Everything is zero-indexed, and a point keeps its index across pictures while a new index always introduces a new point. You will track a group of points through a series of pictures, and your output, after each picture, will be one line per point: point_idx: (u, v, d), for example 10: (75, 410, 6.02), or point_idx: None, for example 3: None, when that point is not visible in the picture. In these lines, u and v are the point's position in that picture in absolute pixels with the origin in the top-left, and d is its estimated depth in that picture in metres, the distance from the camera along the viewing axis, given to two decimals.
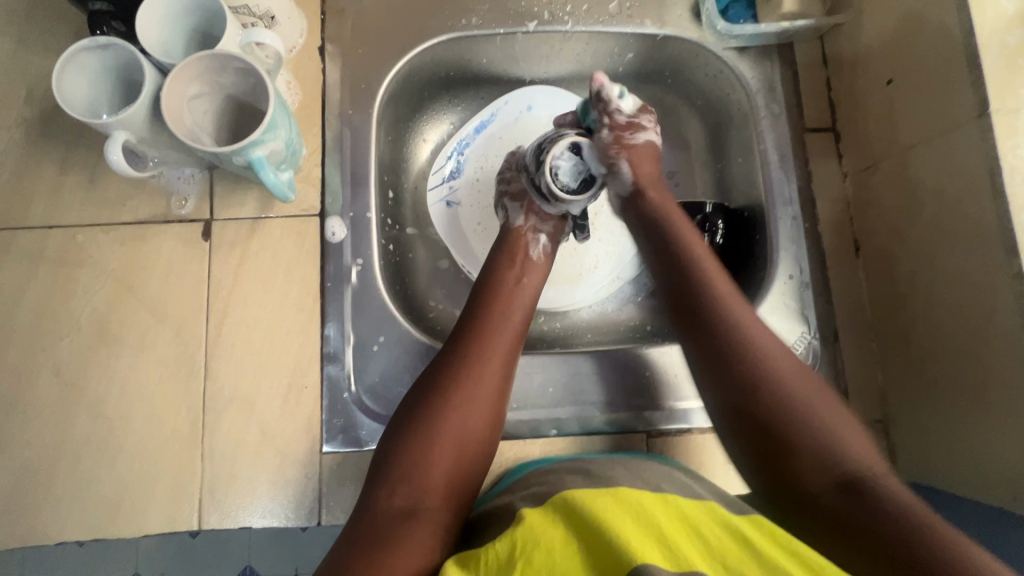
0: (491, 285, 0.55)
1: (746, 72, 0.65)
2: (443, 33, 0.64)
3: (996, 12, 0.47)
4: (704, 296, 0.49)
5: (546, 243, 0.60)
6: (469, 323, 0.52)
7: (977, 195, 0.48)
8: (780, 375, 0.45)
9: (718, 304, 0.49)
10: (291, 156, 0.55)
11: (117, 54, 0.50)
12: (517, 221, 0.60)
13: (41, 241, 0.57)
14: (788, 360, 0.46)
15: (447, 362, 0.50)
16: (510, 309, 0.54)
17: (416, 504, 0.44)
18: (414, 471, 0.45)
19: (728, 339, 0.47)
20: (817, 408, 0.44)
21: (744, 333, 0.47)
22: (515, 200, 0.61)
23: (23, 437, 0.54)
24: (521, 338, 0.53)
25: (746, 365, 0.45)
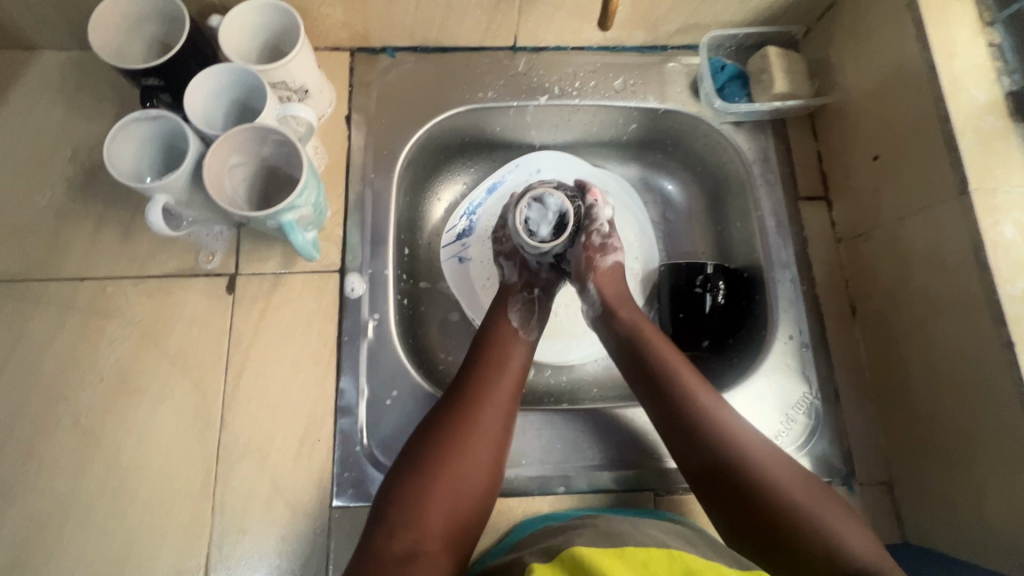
0: (494, 335, 0.58)
1: (742, 144, 0.69)
2: (460, 105, 0.69)
3: (969, 102, 0.52)
4: (676, 386, 0.53)
5: (540, 295, 0.64)
6: (471, 373, 0.54)
7: (963, 265, 0.51)
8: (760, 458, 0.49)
9: (681, 382, 0.53)
10: (317, 217, 0.59)
11: (163, 125, 0.54)
12: (511, 278, 0.64)
13: (71, 293, 0.60)
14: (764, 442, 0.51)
15: (448, 409, 0.52)
16: (509, 358, 0.56)
17: (416, 548, 0.44)
18: (414, 514, 0.46)
19: (709, 439, 0.50)
20: (789, 486, 0.48)
21: (719, 422, 0.51)
22: (509, 260, 0.65)
23: (37, 486, 0.54)
24: (521, 385, 0.56)
25: (730, 461, 0.49)
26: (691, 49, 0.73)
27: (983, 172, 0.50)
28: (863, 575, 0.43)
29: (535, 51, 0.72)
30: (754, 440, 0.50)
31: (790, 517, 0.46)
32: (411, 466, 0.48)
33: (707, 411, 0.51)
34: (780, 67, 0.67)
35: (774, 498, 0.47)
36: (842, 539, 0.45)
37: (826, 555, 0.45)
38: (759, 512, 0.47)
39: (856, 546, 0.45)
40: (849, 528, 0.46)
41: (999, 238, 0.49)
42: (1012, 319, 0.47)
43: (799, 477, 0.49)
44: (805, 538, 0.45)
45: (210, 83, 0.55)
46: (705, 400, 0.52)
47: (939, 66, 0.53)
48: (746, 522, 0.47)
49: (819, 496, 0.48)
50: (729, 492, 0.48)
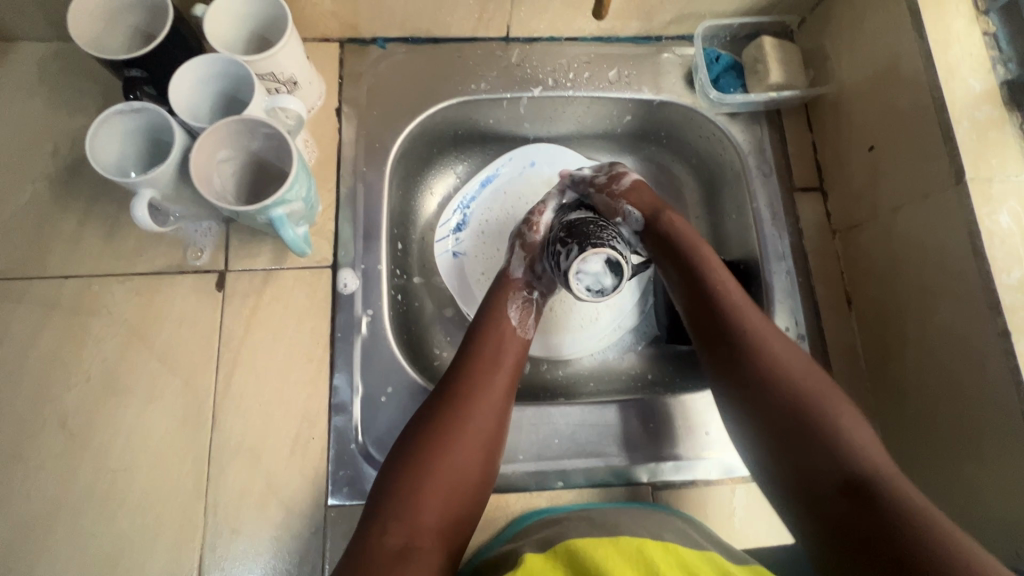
0: (489, 327, 0.57)
1: (738, 135, 0.69)
2: (452, 96, 0.68)
3: (965, 91, 0.52)
4: (713, 285, 0.55)
5: (538, 300, 0.61)
6: (463, 363, 0.54)
7: (959, 255, 0.51)
8: (779, 364, 0.50)
9: (713, 276, 0.56)
10: (308, 212, 0.58)
11: (147, 118, 0.53)
12: (517, 272, 0.62)
13: (56, 292, 0.58)
14: (801, 359, 0.51)
15: (440, 403, 0.51)
16: (503, 351, 0.55)
17: (410, 541, 0.44)
18: (407, 510, 0.45)
19: (742, 340, 0.52)
20: (807, 387, 0.49)
21: (749, 323, 0.52)
22: (523, 250, 0.62)
23: (24, 490, 0.53)
24: (516, 377, 0.55)
25: (763, 368, 0.50)
26: (685, 40, 0.72)
27: (978, 161, 0.50)
28: (869, 480, 0.44)
29: (528, 42, 0.70)
30: (778, 341, 0.51)
31: (800, 419, 0.47)
32: (404, 460, 0.48)
33: (739, 314, 0.53)
34: (775, 57, 0.66)
35: (797, 404, 0.48)
36: (849, 441, 0.46)
37: (841, 463, 0.45)
38: (783, 419, 0.48)
39: (873, 462, 0.45)
40: (861, 432, 0.46)
41: (995, 227, 0.49)
42: (1008, 308, 0.47)
43: (822, 385, 0.49)
44: (812, 437, 0.46)
45: (196, 74, 0.53)
46: (740, 299, 0.54)
47: (935, 55, 0.53)
48: (758, 418, 0.49)
49: (837, 398, 0.48)
50: (744, 387, 0.50)
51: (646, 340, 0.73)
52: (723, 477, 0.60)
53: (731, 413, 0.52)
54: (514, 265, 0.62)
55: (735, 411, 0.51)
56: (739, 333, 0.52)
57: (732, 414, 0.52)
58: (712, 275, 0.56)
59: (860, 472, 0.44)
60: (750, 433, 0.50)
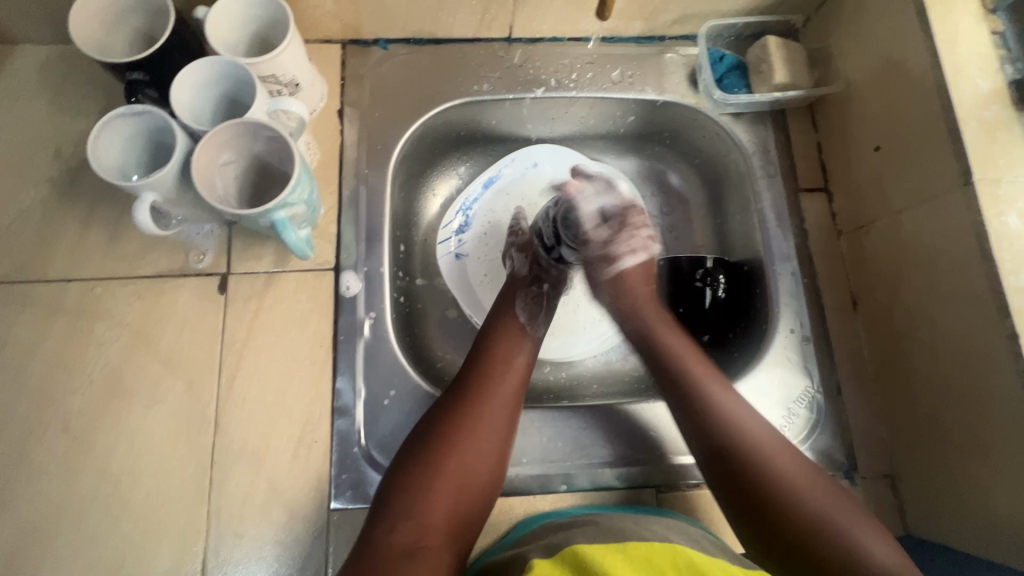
0: (501, 326, 0.57)
1: (742, 135, 0.68)
2: (455, 98, 0.68)
3: (973, 90, 0.52)
4: (691, 374, 0.53)
5: (547, 292, 0.62)
6: (476, 363, 0.54)
7: (967, 256, 0.50)
8: (782, 471, 0.48)
9: (694, 378, 0.53)
10: (311, 214, 0.57)
11: (149, 121, 0.53)
12: (522, 272, 0.63)
13: (58, 295, 0.58)
14: (790, 452, 0.49)
15: (453, 400, 0.51)
16: (515, 349, 0.55)
17: (418, 541, 0.44)
18: (416, 508, 0.45)
19: (726, 436, 0.50)
20: (812, 495, 0.47)
21: (737, 427, 0.50)
22: (521, 251, 0.65)
23: (27, 494, 0.53)
24: (528, 376, 0.55)
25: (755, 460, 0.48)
26: (689, 39, 0.72)
27: (987, 162, 0.50)
28: None
29: (530, 42, 0.70)
30: (773, 442, 0.49)
31: (811, 530, 0.45)
32: (416, 458, 0.47)
33: (726, 416, 0.51)
34: (780, 57, 0.66)
35: (799, 503, 0.46)
36: (860, 551, 0.44)
37: (851, 566, 0.43)
38: (781, 520, 0.46)
39: (879, 560, 0.44)
40: (863, 528, 0.46)
41: (1004, 228, 0.48)
42: (1016, 311, 0.47)
43: (825, 492, 0.47)
44: (823, 547, 0.45)
45: (198, 77, 0.53)
46: (723, 399, 0.52)
47: (942, 54, 0.52)
48: (768, 532, 0.47)
49: (840, 504, 0.47)
50: (736, 483, 0.48)
51: None
52: None
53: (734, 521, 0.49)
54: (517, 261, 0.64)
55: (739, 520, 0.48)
56: (733, 442, 0.49)
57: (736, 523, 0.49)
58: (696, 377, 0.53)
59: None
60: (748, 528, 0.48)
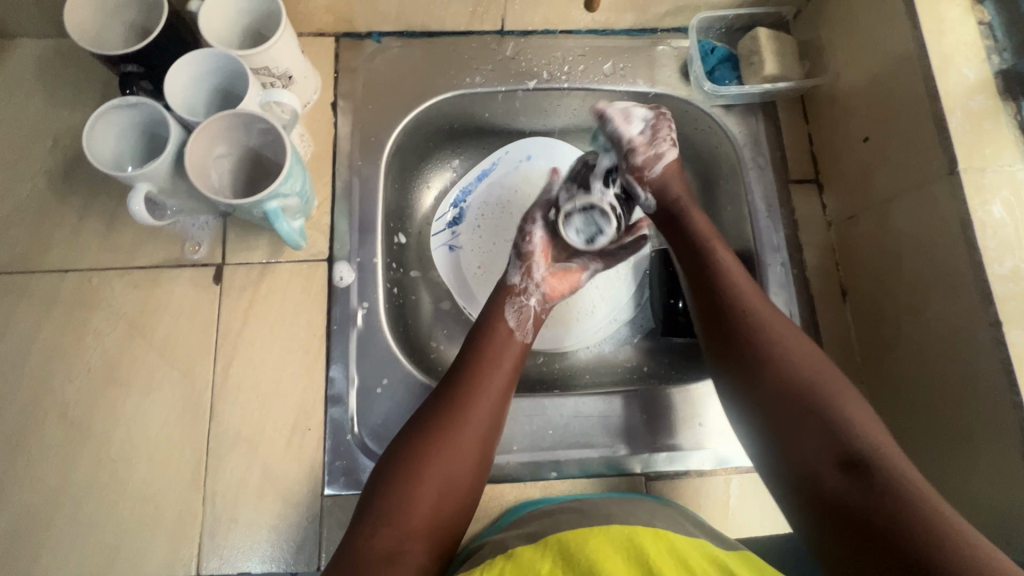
0: (489, 334, 0.57)
1: (732, 127, 0.69)
2: (448, 90, 0.69)
3: (960, 80, 0.52)
4: (709, 255, 0.57)
5: (536, 304, 0.61)
6: (459, 372, 0.53)
7: (952, 245, 0.51)
8: (781, 348, 0.50)
9: (719, 264, 0.56)
10: (304, 205, 0.58)
11: (143, 112, 0.53)
12: (514, 279, 0.62)
13: (57, 285, 0.59)
14: (789, 326, 0.52)
15: (436, 408, 0.50)
16: (499, 353, 0.55)
17: (398, 547, 0.44)
18: (394, 515, 0.45)
19: (728, 299, 0.54)
20: (801, 364, 0.49)
21: (757, 314, 0.52)
22: (520, 260, 0.62)
23: (26, 479, 0.54)
24: (512, 384, 0.54)
25: (751, 321, 0.52)
26: (681, 32, 0.72)
27: (972, 151, 0.50)
28: (866, 457, 0.44)
29: (523, 35, 0.71)
30: (776, 319, 0.52)
31: (803, 408, 0.47)
32: (396, 467, 0.47)
33: (755, 316, 0.52)
34: (770, 49, 0.66)
35: (786, 376, 0.49)
36: (846, 420, 0.45)
37: (840, 441, 0.45)
38: (775, 382, 0.49)
39: (872, 440, 0.44)
40: (863, 416, 0.46)
41: (987, 217, 0.49)
42: (999, 298, 0.47)
43: (823, 368, 0.49)
44: (809, 424, 0.46)
45: (191, 70, 0.54)
46: (739, 280, 0.55)
47: (929, 45, 0.53)
48: (761, 407, 0.49)
49: (840, 383, 0.48)
50: (734, 341, 0.52)
51: (641, 333, 0.73)
52: (717, 468, 0.60)
53: (746, 426, 0.50)
54: (539, 234, 0.63)
55: (748, 420, 0.50)
56: (744, 325, 0.52)
57: (738, 413, 0.51)
58: (727, 284, 0.55)
59: (856, 448, 0.44)
60: (743, 377, 0.50)
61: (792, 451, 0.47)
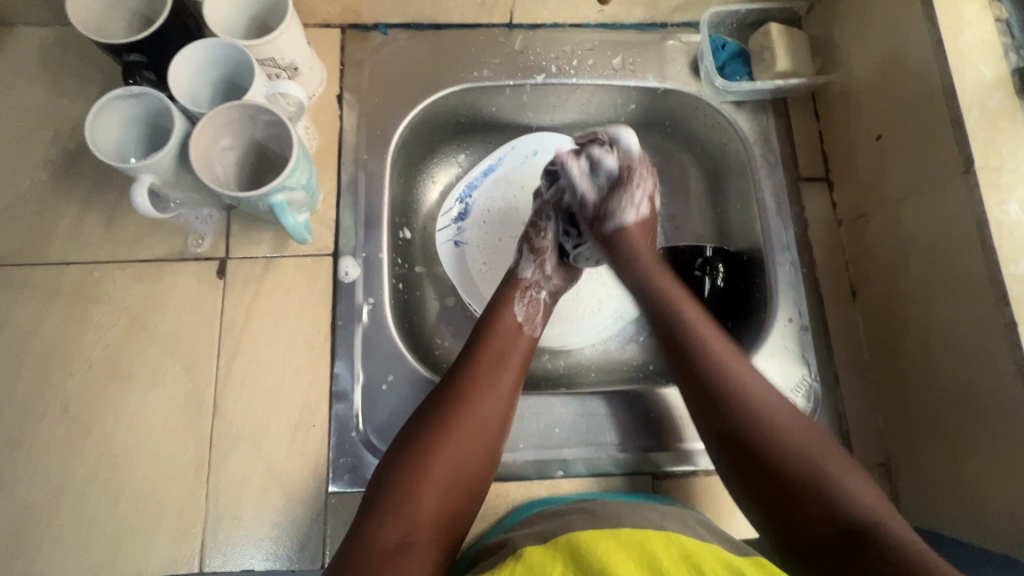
0: (497, 326, 0.56)
1: (742, 124, 0.68)
2: (455, 84, 0.68)
3: (977, 78, 0.51)
4: (679, 312, 0.54)
5: (546, 298, 0.61)
6: (468, 362, 0.52)
7: (967, 245, 0.50)
8: (768, 409, 0.47)
9: (693, 326, 0.53)
10: (309, 199, 0.57)
11: (147, 103, 0.52)
12: (526, 272, 0.62)
13: (58, 278, 0.58)
14: (773, 391, 0.49)
15: (445, 399, 0.50)
16: (508, 344, 0.54)
17: (406, 538, 0.43)
18: (403, 505, 0.45)
19: (709, 371, 0.50)
20: (788, 431, 0.46)
21: (739, 379, 0.49)
22: (533, 253, 0.63)
23: (27, 474, 0.53)
24: (521, 377, 0.54)
25: (734, 385, 0.49)
26: (691, 27, 0.71)
27: (989, 150, 0.49)
28: (862, 528, 0.41)
29: (531, 29, 0.70)
30: (757, 381, 0.49)
31: (790, 468, 0.45)
32: (404, 457, 0.47)
33: (726, 373, 0.50)
34: (782, 45, 0.66)
35: (778, 440, 0.46)
36: (840, 489, 0.43)
37: (838, 513, 0.42)
38: (763, 452, 0.46)
39: (867, 506, 0.43)
40: (854, 481, 0.44)
41: (1004, 217, 0.48)
42: (1014, 299, 0.47)
43: (806, 429, 0.47)
44: (797, 487, 0.44)
45: (195, 61, 0.53)
46: (717, 344, 0.52)
47: (946, 42, 0.52)
48: (751, 477, 0.46)
49: (825, 447, 0.46)
50: (715, 406, 0.49)
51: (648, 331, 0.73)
52: None
53: (734, 488, 0.48)
54: (552, 230, 0.64)
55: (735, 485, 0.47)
56: (728, 389, 0.49)
57: (732, 481, 0.48)
58: (701, 337, 0.52)
59: (855, 518, 0.42)
60: (729, 450, 0.48)
61: (790, 522, 0.44)
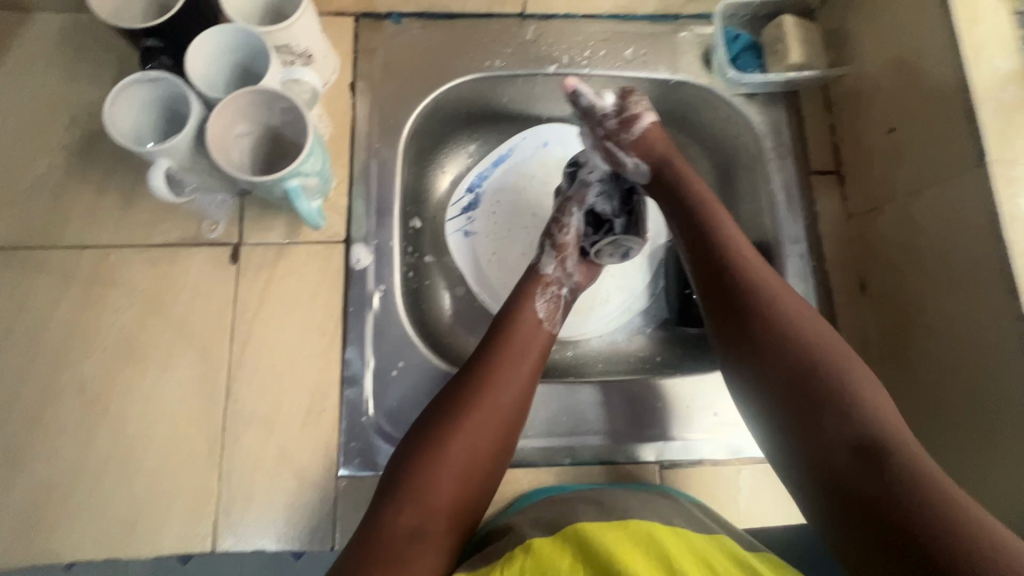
0: (516, 317, 0.56)
1: (754, 116, 0.68)
2: (467, 73, 0.68)
3: (992, 70, 0.51)
4: (706, 209, 0.56)
5: (565, 294, 0.61)
6: (486, 352, 0.53)
7: (979, 238, 0.50)
8: (792, 330, 0.47)
9: (724, 237, 0.53)
10: (323, 185, 0.58)
11: (163, 88, 0.53)
12: (547, 268, 0.61)
13: (75, 261, 0.59)
14: (800, 304, 0.49)
15: (460, 389, 0.50)
16: (522, 336, 0.55)
17: (420, 526, 0.44)
18: (419, 493, 0.45)
19: (729, 258, 0.52)
20: (818, 348, 0.46)
21: (762, 285, 0.50)
22: (554, 248, 0.62)
23: (44, 454, 0.54)
24: (538, 368, 0.54)
25: (755, 293, 0.49)
26: (704, 18, 0.71)
27: (1003, 143, 0.49)
28: (879, 447, 0.40)
29: (544, 19, 0.70)
30: (789, 300, 0.49)
31: (816, 384, 0.44)
32: (422, 445, 0.47)
33: (762, 284, 0.50)
34: (795, 37, 0.66)
35: (804, 367, 0.45)
36: (861, 407, 0.42)
37: (857, 429, 0.42)
38: (785, 363, 0.46)
39: (887, 427, 0.42)
40: (880, 403, 0.43)
41: (1016, 210, 0.48)
42: None
43: (828, 350, 0.46)
44: (823, 404, 0.43)
45: (210, 46, 0.53)
46: (748, 255, 0.52)
47: (962, 34, 0.52)
48: (772, 387, 0.46)
49: (856, 367, 0.45)
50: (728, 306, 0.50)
51: (656, 322, 0.73)
52: (731, 458, 0.60)
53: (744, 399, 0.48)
54: (574, 225, 0.63)
55: (740, 374, 0.48)
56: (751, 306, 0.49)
57: (750, 400, 0.48)
58: (738, 248, 0.52)
59: (872, 438, 0.41)
60: (744, 326, 0.48)
61: (809, 432, 0.43)
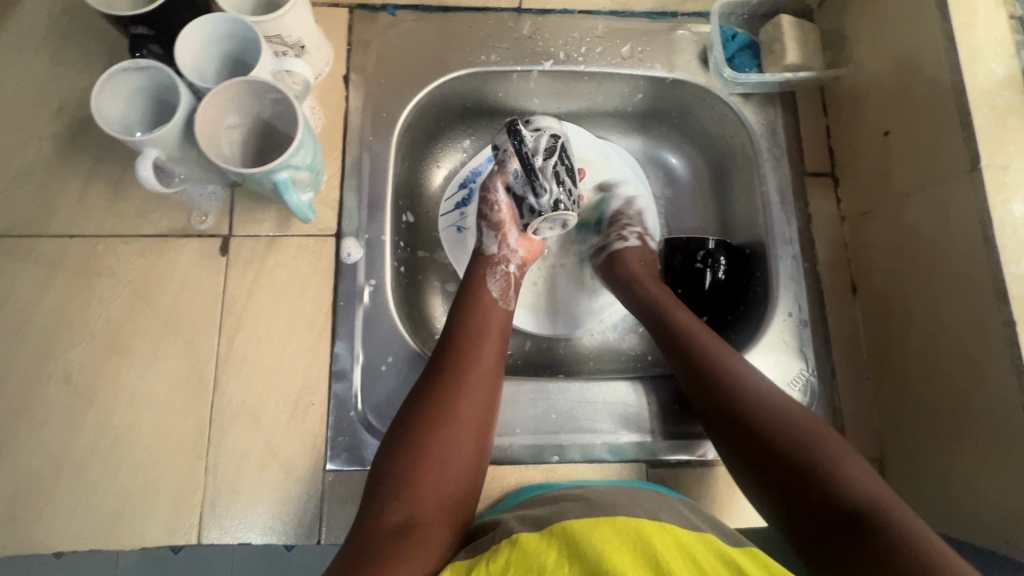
0: (477, 305, 0.56)
1: (750, 116, 0.68)
2: (462, 68, 0.67)
3: (988, 74, 0.51)
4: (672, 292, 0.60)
5: (513, 270, 0.62)
6: (452, 344, 0.53)
7: (969, 243, 0.50)
8: (765, 396, 0.49)
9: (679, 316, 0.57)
10: (314, 178, 0.57)
11: (152, 77, 0.52)
12: (490, 249, 0.62)
13: (63, 250, 0.58)
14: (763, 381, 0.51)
15: (433, 386, 0.50)
16: (486, 325, 0.55)
17: (408, 521, 0.44)
18: (405, 490, 0.45)
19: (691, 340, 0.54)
20: (794, 418, 0.47)
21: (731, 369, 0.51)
22: (493, 229, 0.63)
23: (29, 443, 0.54)
24: (502, 356, 0.54)
25: (723, 377, 0.51)
26: (701, 17, 0.71)
27: (995, 147, 0.49)
28: (866, 514, 0.42)
29: (541, 14, 0.69)
30: (749, 375, 0.51)
31: (797, 452, 0.45)
32: (404, 439, 0.47)
33: (721, 361, 0.52)
34: (793, 37, 0.65)
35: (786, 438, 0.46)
36: (842, 473, 0.44)
37: (842, 495, 0.43)
38: (766, 440, 0.47)
39: (869, 491, 0.43)
40: (858, 469, 0.44)
41: (1008, 216, 0.48)
42: (1015, 297, 0.47)
43: (802, 417, 0.48)
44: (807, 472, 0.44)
45: (200, 35, 0.53)
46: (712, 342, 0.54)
47: (958, 37, 0.52)
48: (758, 461, 0.47)
49: (833, 436, 0.46)
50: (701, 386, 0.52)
51: None
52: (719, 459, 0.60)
53: (731, 462, 0.49)
54: (505, 203, 0.63)
55: (726, 441, 0.49)
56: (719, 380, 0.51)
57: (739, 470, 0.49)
58: (693, 331, 0.55)
59: (859, 504, 0.42)
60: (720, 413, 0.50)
61: (794, 500, 0.44)
